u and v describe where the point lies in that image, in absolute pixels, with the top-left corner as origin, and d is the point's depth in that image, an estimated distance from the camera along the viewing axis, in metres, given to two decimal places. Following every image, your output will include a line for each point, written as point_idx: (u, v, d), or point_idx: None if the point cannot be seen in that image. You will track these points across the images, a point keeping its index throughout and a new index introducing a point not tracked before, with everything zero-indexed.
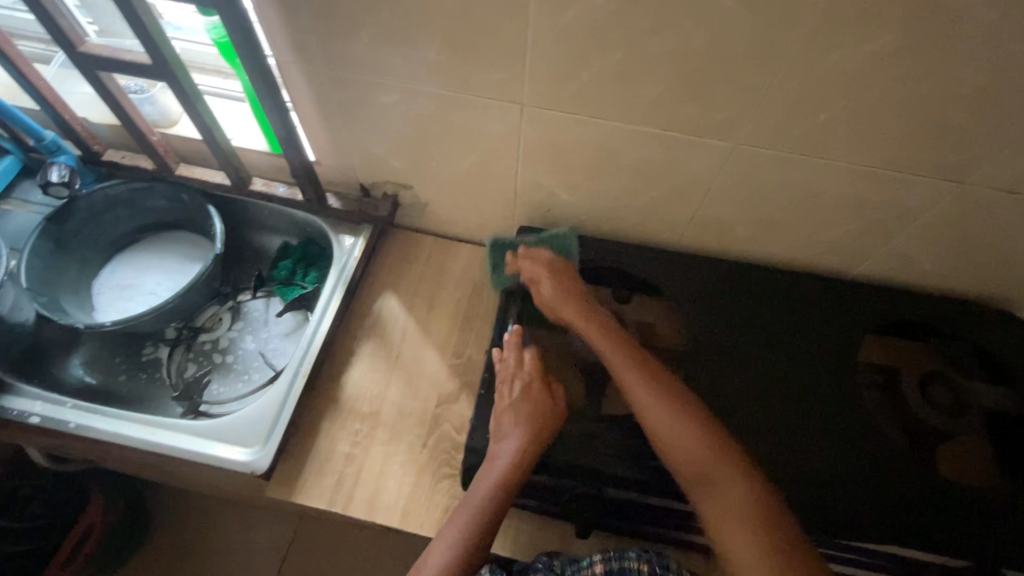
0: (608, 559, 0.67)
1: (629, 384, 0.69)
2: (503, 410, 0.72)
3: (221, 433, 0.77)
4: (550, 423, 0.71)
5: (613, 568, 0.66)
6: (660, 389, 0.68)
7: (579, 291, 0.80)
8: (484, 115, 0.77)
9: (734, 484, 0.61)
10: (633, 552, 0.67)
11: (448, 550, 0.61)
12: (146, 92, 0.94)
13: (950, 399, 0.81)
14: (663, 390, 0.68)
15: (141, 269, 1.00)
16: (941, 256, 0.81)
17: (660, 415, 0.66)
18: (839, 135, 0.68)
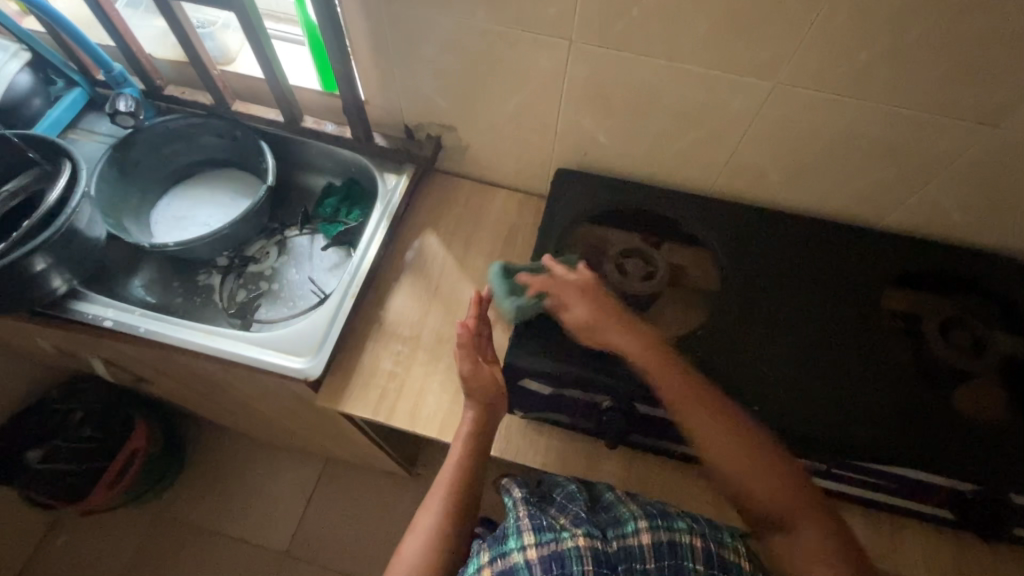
0: (656, 528, 0.66)
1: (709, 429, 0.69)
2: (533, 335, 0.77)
3: (277, 344, 0.84)
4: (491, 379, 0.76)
5: (662, 540, 0.65)
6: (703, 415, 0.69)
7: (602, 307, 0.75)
8: (533, 53, 0.81)
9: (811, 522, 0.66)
10: (684, 525, 0.66)
11: (449, 472, 0.74)
12: (207, 29, 1.02)
13: (969, 341, 0.82)
14: (732, 432, 0.69)
15: (195, 201, 1.06)
16: (970, 205, 0.84)
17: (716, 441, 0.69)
18: (878, 75, 0.71)
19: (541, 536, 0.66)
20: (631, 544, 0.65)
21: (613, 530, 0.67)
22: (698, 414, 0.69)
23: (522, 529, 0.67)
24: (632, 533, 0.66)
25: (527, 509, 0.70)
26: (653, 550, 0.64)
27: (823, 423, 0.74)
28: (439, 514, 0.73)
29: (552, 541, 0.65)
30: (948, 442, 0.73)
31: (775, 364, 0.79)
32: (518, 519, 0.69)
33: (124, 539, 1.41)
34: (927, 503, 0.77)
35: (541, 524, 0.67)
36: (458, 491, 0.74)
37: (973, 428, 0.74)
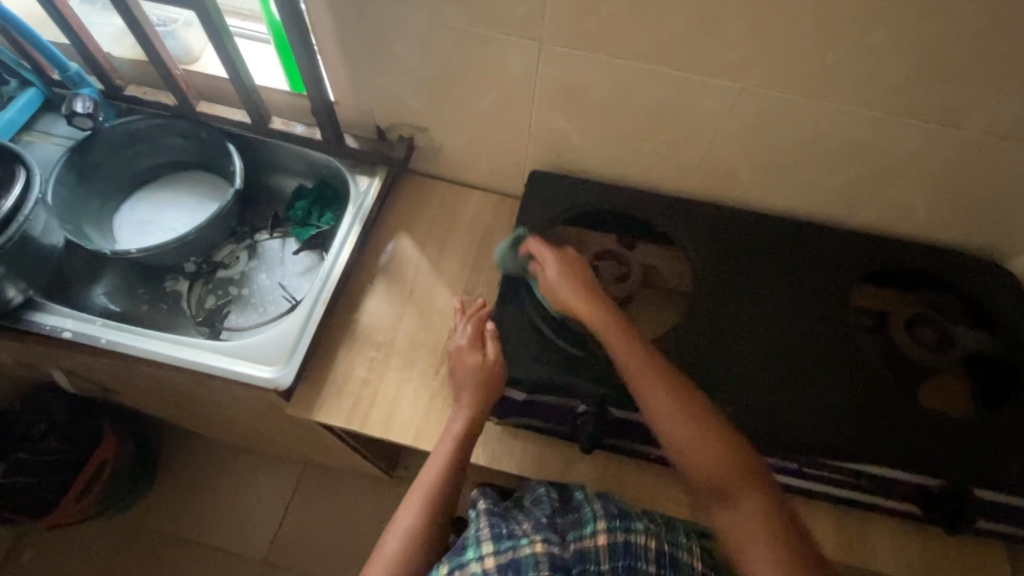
0: (614, 530, 0.65)
1: (646, 397, 0.69)
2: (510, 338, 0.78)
3: (246, 353, 0.82)
4: (491, 378, 0.75)
5: (618, 540, 0.65)
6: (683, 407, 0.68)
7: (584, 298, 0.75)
8: (504, 53, 0.80)
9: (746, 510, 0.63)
10: (640, 524, 0.66)
11: (434, 470, 0.73)
12: (169, 27, 0.99)
13: (936, 337, 0.83)
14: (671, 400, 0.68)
15: (160, 205, 1.03)
16: (934, 204, 0.85)
17: (679, 435, 0.67)
18: (845, 76, 0.71)
19: (500, 544, 0.65)
20: (586, 545, 0.64)
21: (572, 533, 0.66)
22: (664, 407, 0.68)
23: (481, 539, 0.66)
24: (589, 534, 0.65)
25: (488, 518, 0.69)
26: (608, 552, 0.64)
27: (793, 425, 0.75)
28: (418, 513, 0.71)
29: (510, 548, 0.64)
30: (914, 441, 0.75)
31: (748, 364, 0.79)
32: (478, 529, 0.68)
33: (93, 553, 1.37)
34: (893, 498, 0.77)
35: (500, 533, 0.67)
36: (441, 491, 0.72)
37: (938, 423, 0.76)
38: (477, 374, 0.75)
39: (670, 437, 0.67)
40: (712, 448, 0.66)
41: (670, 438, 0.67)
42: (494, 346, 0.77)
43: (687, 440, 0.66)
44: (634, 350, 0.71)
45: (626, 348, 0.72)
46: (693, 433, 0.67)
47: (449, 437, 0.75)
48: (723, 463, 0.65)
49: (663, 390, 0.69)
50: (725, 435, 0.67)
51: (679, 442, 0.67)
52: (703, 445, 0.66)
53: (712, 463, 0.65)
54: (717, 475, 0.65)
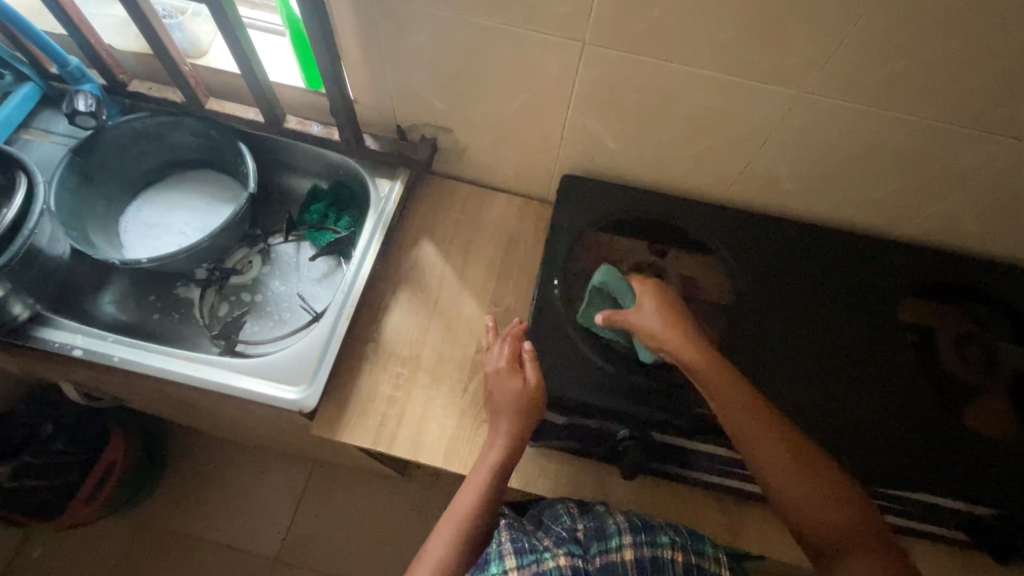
0: (639, 543, 0.66)
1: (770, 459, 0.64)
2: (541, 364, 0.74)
3: (267, 372, 0.78)
4: (530, 404, 0.71)
5: (644, 555, 0.65)
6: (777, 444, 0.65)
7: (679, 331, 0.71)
8: (542, 53, 0.74)
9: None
10: (666, 538, 0.66)
11: (473, 495, 0.68)
12: (174, 18, 0.92)
13: (983, 357, 0.81)
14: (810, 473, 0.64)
15: (168, 206, 0.98)
16: (988, 217, 0.82)
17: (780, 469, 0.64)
18: (910, 85, 0.66)
19: (522, 559, 0.67)
20: (613, 559, 0.65)
21: (596, 544, 0.67)
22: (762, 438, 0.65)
23: (503, 554, 0.68)
24: (615, 547, 0.66)
25: (509, 532, 0.70)
26: (635, 565, 0.64)
27: (841, 449, 0.72)
28: (453, 543, 0.66)
29: (533, 564, 0.66)
30: (967, 470, 0.72)
31: (794, 383, 0.76)
32: (500, 543, 0.69)
33: (104, 554, 1.35)
34: (942, 525, 0.75)
35: (522, 547, 0.68)
36: (478, 520, 0.68)
37: (993, 449, 0.73)
38: (515, 399, 0.71)
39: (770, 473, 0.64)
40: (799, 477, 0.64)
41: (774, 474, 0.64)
42: (536, 366, 0.73)
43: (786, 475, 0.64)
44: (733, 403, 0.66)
45: (721, 378, 0.67)
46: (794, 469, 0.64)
47: (485, 463, 0.71)
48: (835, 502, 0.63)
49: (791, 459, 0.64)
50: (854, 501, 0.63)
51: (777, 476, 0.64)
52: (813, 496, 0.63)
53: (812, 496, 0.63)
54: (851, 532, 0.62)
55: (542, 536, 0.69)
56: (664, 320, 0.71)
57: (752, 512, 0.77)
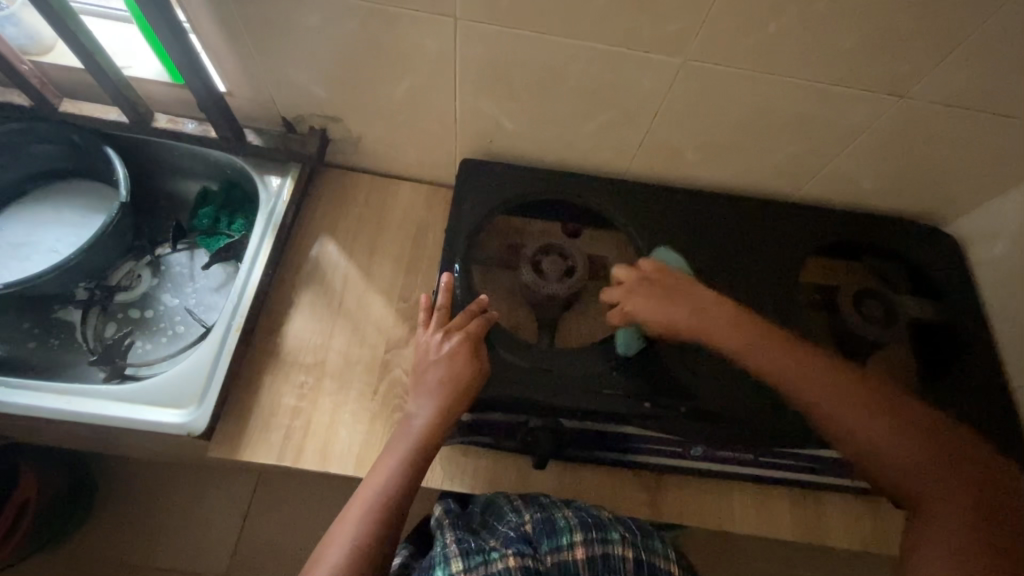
0: (591, 541, 0.64)
1: (819, 393, 0.63)
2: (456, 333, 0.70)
3: (152, 396, 0.73)
4: (464, 383, 0.67)
5: (596, 553, 0.63)
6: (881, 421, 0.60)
7: (678, 296, 0.71)
8: (416, 32, 0.70)
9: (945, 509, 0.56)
10: (617, 535, 0.65)
11: (388, 479, 0.62)
12: (6, 11, 0.81)
13: (882, 311, 0.83)
14: (852, 394, 0.62)
15: (33, 223, 0.89)
16: (878, 174, 0.83)
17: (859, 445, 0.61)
18: (787, 48, 0.66)
19: (470, 560, 0.61)
20: (566, 558, 0.62)
21: (548, 541, 0.63)
22: (812, 376, 0.63)
23: (448, 556, 0.62)
24: (566, 544, 0.63)
25: (455, 534, 0.65)
26: (587, 564, 0.62)
27: (755, 417, 0.72)
28: (359, 528, 0.59)
29: (481, 566, 0.60)
30: None
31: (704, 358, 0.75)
32: (445, 545, 0.64)
33: None
34: (847, 477, 0.76)
35: (470, 547, 0.62)
36: (390, 506, 0.61)
37: None
38: (440, 384, 0.67)
39: (876, 455, 0.60)
40: (910, 446, 0.59)
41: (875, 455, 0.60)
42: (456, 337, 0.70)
43: (893, 456, 0.59)
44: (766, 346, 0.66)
45: (775, 349, 0.66)
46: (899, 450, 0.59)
47: (404, 446, 0.64)
48: (957, 495, 0.56)
49: (839, 388, 0.62)
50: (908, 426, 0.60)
51: (884, 457, 0.59)
52: (870, 422, 0.61)
53: (919, 465, 0.58)
54: (902, 457, 0.59)
55: (489, 536, 0.65)
56: (663, 297, 0.72)
57: (668, 487, 0.78)
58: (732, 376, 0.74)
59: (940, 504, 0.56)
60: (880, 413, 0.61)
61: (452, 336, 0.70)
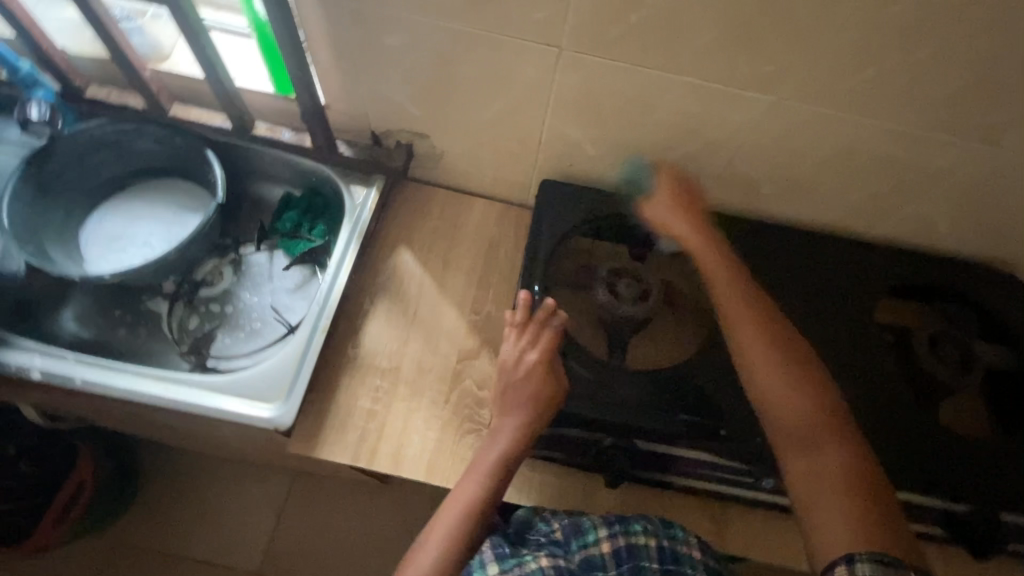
0: (615, 535, 0.67)
1: (739, 327, 0.69)
2: (532, 346, 0.73)
3: (239, 389, 0.76)
4: (545, 403, 0.69)
5: (621, 545, 0.66)
6: (810, 374, 0.66)
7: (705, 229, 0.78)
8: (519, 59, 0.73)
9: (839, 456, 0.61)
10: (639, 526, 0.68)
11: (475, 487, 0.66)
12: (134, 22, 0.89)
13: (958, 355, 0.82)
14: (772, 333, 0.69)
15: (131, 216, 0.94)
16: (957, 219, 0.83)
17: (772, 379, 0.66)
18: (881, 93, 0.68)
19: (505, 564, 0.67)
20: (591, 554, 0.67)
21: (575, 541, 0.68)
22: (743, 313, 0.70)
23: (486, 561, 0.68)
24: (592, 541, 0.67)
25: (491, 540, 0.70)
26: (613, 557, 0.66)
27: None
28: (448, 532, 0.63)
29: (515, 568, 0.66)
30: (943, 471, 0.74)
31: None
32: (482, 552, 0.69)
33: None
34: (921, 523, 0.75)
35: (504, 552, 0.68)
36: (474, 517, 0.64)
37: (964, 449, 0.75)
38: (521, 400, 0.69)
39: (776, 394, 0.65)
40: (807, 393, 0.65)
41: (773, 388, 0.66)
42: (533, 351, 0.72)
43: (792, 397, 0.65)
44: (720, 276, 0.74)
45: (730, 291, 0.72)
46: (816, 397, 0.65)
47: (491, 456, 0.67)
48: (863, 446, 0.62)
49: (761, 329, 0.69)
50: (813, 381, 0.66)
51: (780, 392, 0.65)
52: (778, 367, 0.66)
53: (810, 410, 0.64)
54: (802, 403, 0.64)
55: (523, 545, 0.70)
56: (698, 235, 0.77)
57: (735, 519, 0.77)
58: None
59: (840, 444, 0.62)
60: (794, 362, 0.67)
61: (528, 350, 0.72)
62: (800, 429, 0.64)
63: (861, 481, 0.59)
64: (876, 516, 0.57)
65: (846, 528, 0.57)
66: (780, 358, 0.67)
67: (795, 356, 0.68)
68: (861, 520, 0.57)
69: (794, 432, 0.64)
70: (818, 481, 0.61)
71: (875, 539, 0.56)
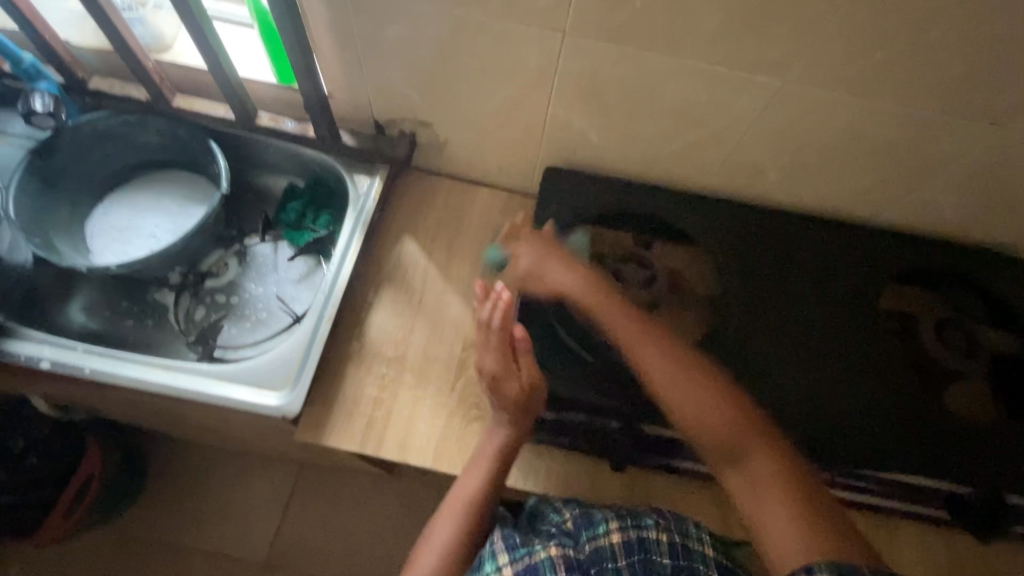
0: (626, 527, 0.64)
1: (641, 359, 0.69)
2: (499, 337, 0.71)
3: (247, 378, 0.76)
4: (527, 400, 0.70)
5: (632, 538, 0.63)
6: (713, 388, 0.66)
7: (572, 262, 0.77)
8: (522, 45, 0.73)
9: (764, 460, 0.61)
10: (651, 521, 0.64)
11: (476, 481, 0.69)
12: (136, 12, 0.88)
13: (964, 340, 0.84)
14: (663, 349, 0.69)
15: (136, 209, 0.94)
16: (964, 203, 0.83)
17: (700, 412, 0.65)
18: (888, 76, 0.67)
19: (515, 553, 0.63)
20: (602, 544, 0.63)
21: (586, 532, 0.64)
22: (636, 342, 0.70)
23: (496, 551, 0.64)
24: (603, 533, 0.64)
25: (501, 530, 0.67)
26: (623, 549, 0.62)
27: (827, 431, 0.74)
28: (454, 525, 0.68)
29: (525, 557, 0.63)
30: (951, 454, 0.74)
31: (781, 376, 0.77)
32: (493, 541, 0.66)
33: (80, 575, 1.24)
34: (927, 506, 0.75)
35: (514, 542, 0.65)
36: (477, 508, 0.69)
37: (972, 432, 0.75)
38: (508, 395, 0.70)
39: (690, 416, 0.65)
40: (715, 410, 0.64)
41: (685, 412, 0.65)
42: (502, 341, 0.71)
43: (710, 413, 0.64)
44: (604, 307, 0.73)
45: (622, 322, 0.72)
46: (727, 409, 0.64)
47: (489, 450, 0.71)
48: (783, 445, 0.62)
49: (666, 354, 0.68)
50: (714, 393, 0.65)
51: (696, 414, 0.65)
52: (683, 388, 0.66)
53: (720, 426, 0.63)
54: (716, 419, 0.64)
55: (533, 535, 0.67)
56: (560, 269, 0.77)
57: None
58: (827, 368, 0.78)
59: (764, 449, 0.61)
60: (688, 378, 0.66)
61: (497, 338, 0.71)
62: (724, 445, 0.63)
63: (793, 481, 0.59)
64: (818, 509, 0.57)
65: (799, 529, 0.56)
66: (679, 377, 0.66)
67: (708, 378, 0.67)
68: (809, 519, 0.56)
69: (720, 449, 0.63)
70: (758, 494, 0.59)
71: (831, 537, 0.54)
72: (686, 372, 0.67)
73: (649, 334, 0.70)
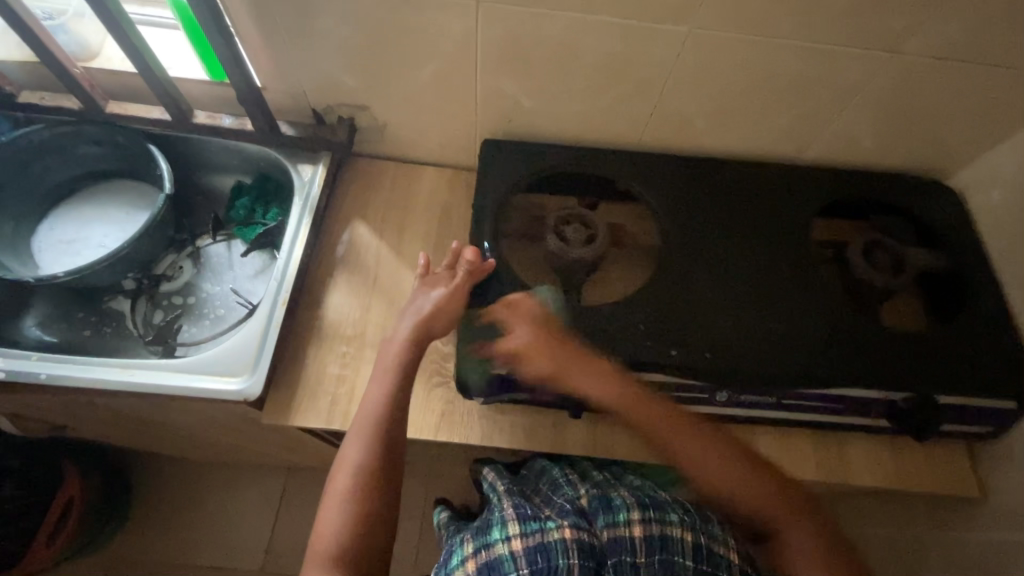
0: (649, 522, 0.63)
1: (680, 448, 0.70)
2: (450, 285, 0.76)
3: (207, 367, 0.78)
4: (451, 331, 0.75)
5: (654, 532, 0.63)
6: (750, 474, 0.68)
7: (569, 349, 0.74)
8: (441, 15, 0.75)
9: (803, 541, 0.65)
10: (676, 516, 0.64)
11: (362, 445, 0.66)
12: (57, 20, 0.88)
13: (890, 261, 0.87)
14: (701, 437, 0.70)
15: (82, 220, 0.94)
16: (878, 131, 0.88)
17: (739, 494, 0.68)
18: (786, 11, 0.71)
19: (527, 526, 0.64)
20: (622, 535, 0.62)
21: (603, 517, 0.64)
22: (665, 433, 0.70)
23: (506, 520, 0.66)
24: (624, 522, 0.63)
25: (512, 502, 0.69)
26: (643, 544, 0.62)
27: (771, 356, 0.78)
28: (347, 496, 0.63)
29: (537, 532, 0.63)
30: (887, 367, 0.78)
31: (723, 311, 0.80)
32: (503, 511, 0.67)
33: None
34: (870, 416, 0.81)
35: (525, 515, 0.65)
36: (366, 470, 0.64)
37: (905, 344, 0.80)
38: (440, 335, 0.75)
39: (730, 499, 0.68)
40: (750, 493, 0.67)
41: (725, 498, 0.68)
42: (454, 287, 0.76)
43: (751, 498, 0.67)
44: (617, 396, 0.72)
45: (644, 410, 0.72)
46: (763, 490, 0.68)
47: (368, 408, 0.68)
48: (816, 518, 0.67)
49: (701, 442, 0.70)
50: (747, 477, 0.68)
51: (735, 498, 0.68)
52: (724, 472, 0.68)
53: (758, 502, 0.67)
54: (751, 503, 0.67)
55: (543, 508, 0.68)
56: (543, 345, 0.73)
57: None
58: (766, 300, 0.82)
59: (804, 531, 0.66)
60: (732, 464, 0.69)
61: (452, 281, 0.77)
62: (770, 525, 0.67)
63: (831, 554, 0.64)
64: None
65: None
66: (721, 465, 0.69)
67: (743, 460, 0.69)
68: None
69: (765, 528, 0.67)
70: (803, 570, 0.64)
71: None
72: (722, 453, 0.69)
73: (674, 423, 0.71)
